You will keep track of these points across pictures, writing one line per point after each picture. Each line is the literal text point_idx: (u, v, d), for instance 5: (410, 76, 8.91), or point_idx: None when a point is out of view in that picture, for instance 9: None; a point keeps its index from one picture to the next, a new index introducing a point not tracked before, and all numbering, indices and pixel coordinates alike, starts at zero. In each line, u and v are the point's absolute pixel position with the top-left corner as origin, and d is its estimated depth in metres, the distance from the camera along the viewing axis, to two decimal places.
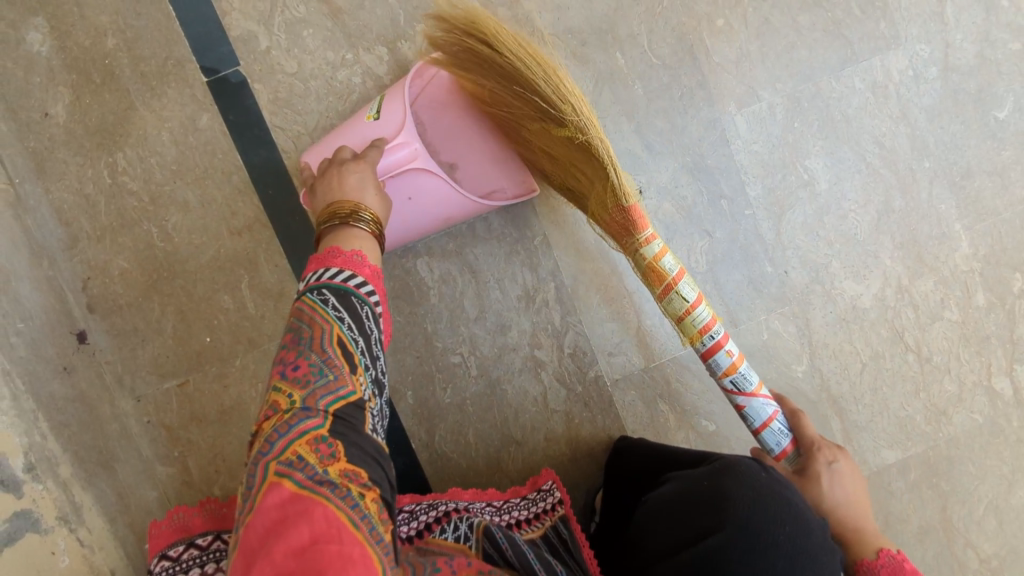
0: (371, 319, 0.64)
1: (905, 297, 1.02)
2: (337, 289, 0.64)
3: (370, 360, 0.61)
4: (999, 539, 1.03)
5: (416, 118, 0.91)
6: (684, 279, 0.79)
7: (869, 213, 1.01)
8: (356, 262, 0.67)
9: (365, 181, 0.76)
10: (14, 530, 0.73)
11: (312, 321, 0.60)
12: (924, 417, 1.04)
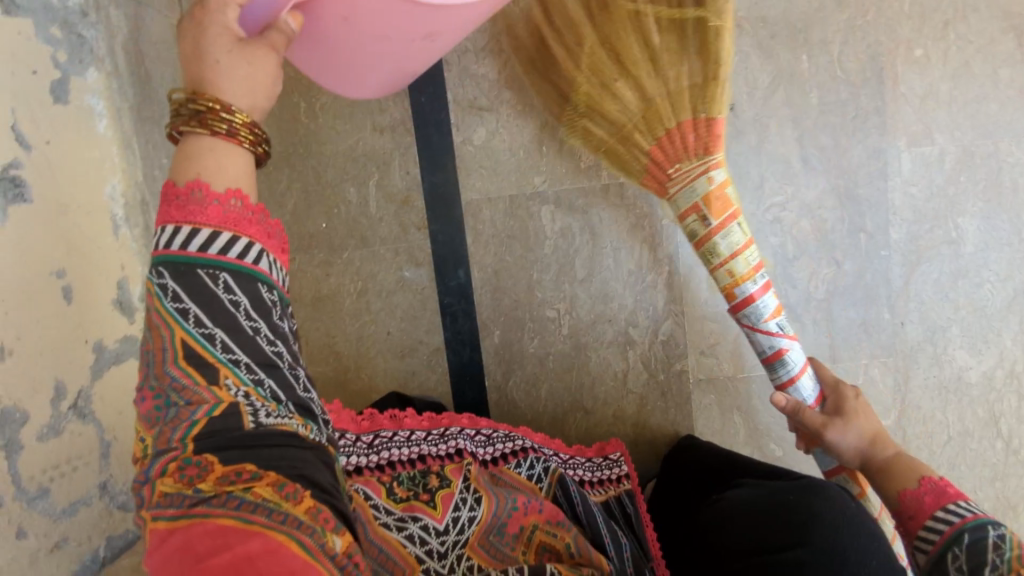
0: (242, 291, 0.47)
1: (1014, 384, 0.98)
2: (174, 266, 0.46)
3: (238, 344, 0.47)
4: None
5: None
6: (746, 252, 0.80)
7: (1006, 290, 0.96)
8: (192, 205, 0.46)
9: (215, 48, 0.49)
10: (121, 352, 0.75)
11: (154, 328, 0.47)
12: (992, 506, 1.01)
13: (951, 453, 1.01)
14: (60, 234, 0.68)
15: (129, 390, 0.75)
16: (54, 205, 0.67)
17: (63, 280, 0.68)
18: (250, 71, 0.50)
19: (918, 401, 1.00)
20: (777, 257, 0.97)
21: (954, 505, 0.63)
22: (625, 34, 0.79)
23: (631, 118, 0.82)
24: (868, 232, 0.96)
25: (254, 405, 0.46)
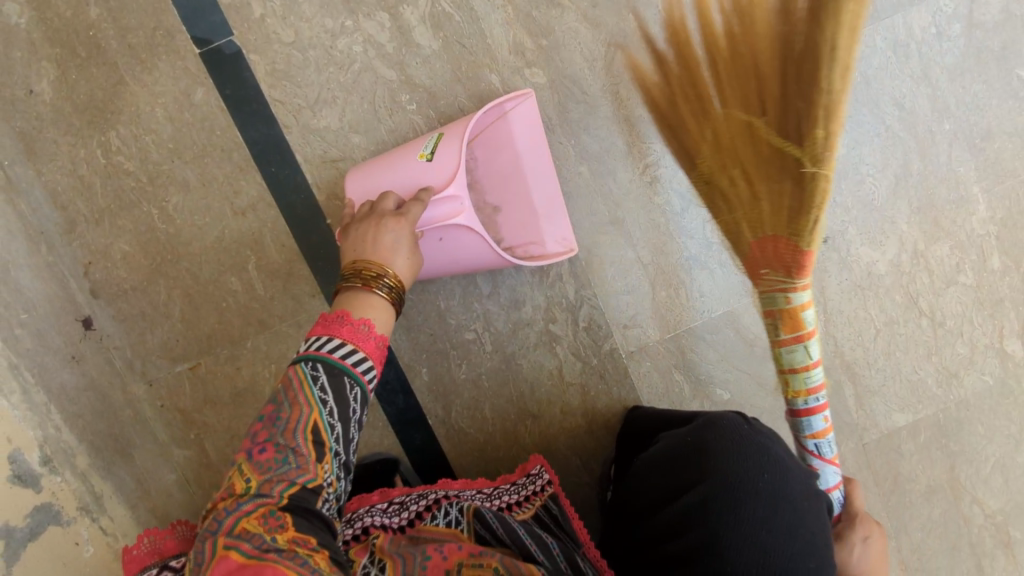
0: (363, 407, 0.58)
1: (920, 262, 1.02)
2: (331, 363, 0.57)
3: (345, 444, 0.57)
4: (1006, 496, 1.08)
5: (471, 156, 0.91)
6: (815, 337, 0.73)
7: (887, 177, 0.99)
8: (360, 333, 0.60)
9: (400, 240, 0.68)
10: (35, 526, 0.71)
11: (293, 399, 0.55)
12: (935, 380, 1.05)
13: (884, 343, 1.04)
14: None
15: (57, 561, 0.71)
16: None
17: None
18: (415, 266, 0.69)
19: (838, 305, 1.02)
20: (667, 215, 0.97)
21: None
22: (734, 80, 0.74)
23: (743, 211, 0.76)
24: None
25: (330, 494, 0.55)
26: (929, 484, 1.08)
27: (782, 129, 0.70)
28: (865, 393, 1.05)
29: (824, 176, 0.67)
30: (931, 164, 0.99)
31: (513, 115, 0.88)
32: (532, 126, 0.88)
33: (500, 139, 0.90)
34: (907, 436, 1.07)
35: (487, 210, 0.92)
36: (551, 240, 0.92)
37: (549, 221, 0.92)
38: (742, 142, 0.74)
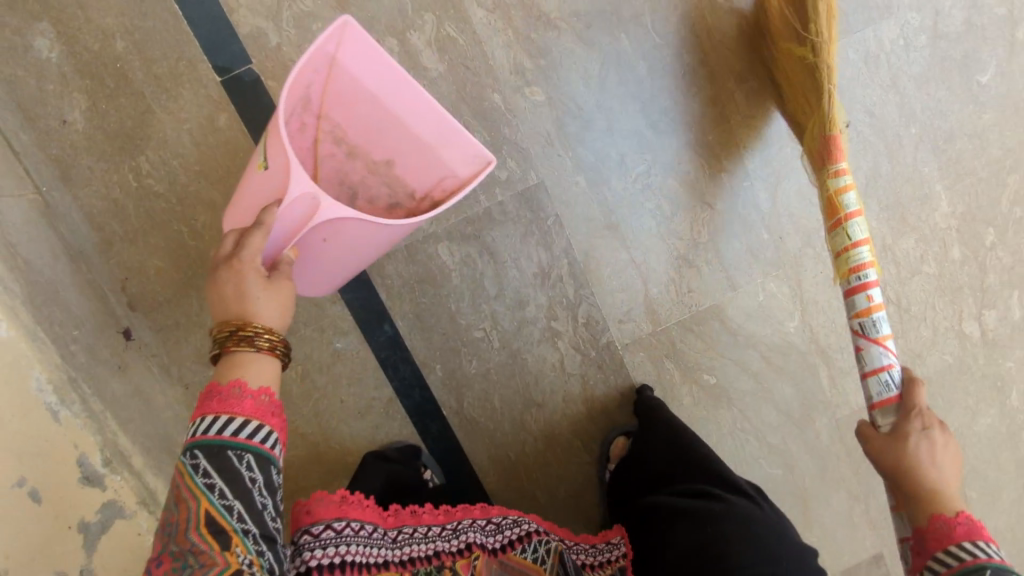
0: (263, 468, 0.57)
1: (889, 255, 1.11)
2: (208, 445, 0.55)
3: (254, 518, 0.55)
4: (963, 461, 1.23)
5: (329, 119, 0.84)
6: (857, 218, 0.86)
7: (858, 179, 1.07)
8: (232, 398, 0.57)
9: (245, 285, 0.62)
10: (105, 519, 0.80)
11: (180, 499, 0.55)
12: (901, 360, 1.16)
13: None
14: None
15: (126, 550, 0.80)
16: None
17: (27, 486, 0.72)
18: (281, 295, 0.64)
19: (814, 297, 1.12)
20: (656, 218, 1.05)
21: (970, 544, 0.66)
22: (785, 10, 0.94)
23: (800, 104, 0.95)
24: (727, 170, 1.05)
25: None
26: None
27: (794, 40, 0.93)
28: (839, 373, 1.16)
29: (825, 63, 0.88)
30: (901, 165, 1.08)
31: (341, 58, 0.75)
32: (369, 56, 0.76)
33: (349, 89, 0.80)
34: None
35: (381, 166, 0.87)
36: (460, 159, 0.81)
37: (450, 145, 0.80)
38: (789, 65, 0.95)
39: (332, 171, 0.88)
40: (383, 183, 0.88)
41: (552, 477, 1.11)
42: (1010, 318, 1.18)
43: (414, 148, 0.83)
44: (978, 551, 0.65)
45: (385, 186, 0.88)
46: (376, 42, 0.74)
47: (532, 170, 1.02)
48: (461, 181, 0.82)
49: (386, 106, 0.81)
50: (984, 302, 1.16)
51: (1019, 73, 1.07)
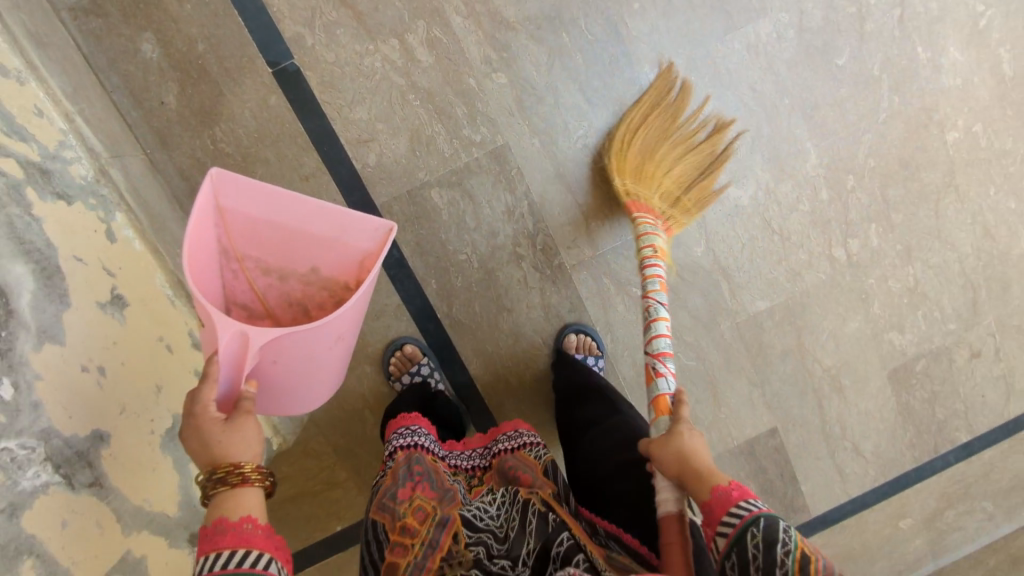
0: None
1: (772, 196, 1.48)
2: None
3: None
4: (837, 355, 1.61)
5: (253, 251, 1.15)
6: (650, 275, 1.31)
7: (745, 138, 1.44)
8: (217, 535, 0.79)
9: (213, 431, 0.87)
10: None
11: None
12: (785, 276, 1.54)
13: (749, 252, 1.51)
14: (151, 316, 1.10)
15: None
16: (140, 301, 1.10)
17: (166, 340, 1.11)
18: (244, 435, 0.88)
19: (715, 228, 1.49)
20: (593, 170, 1.42)
21: (737, 505, 0.84)
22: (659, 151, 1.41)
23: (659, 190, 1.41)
24: (646, 133, 1.41)
25: None
26: (782, 349, 1.59)
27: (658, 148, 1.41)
28: (737, 288, 1.53)
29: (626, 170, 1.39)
30: (778, 128, 1.44)
31: (228, 203, 1.07)
32: (235, 197, 1.06)
33: (246, 226, 1.11)
34: (766, 316, 1.56)
35: (309, 273, 1.18)
36: (364, 237, 1.13)
37: (351, 231, 1.12)
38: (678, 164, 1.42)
39: (277, 292, 1.21)
40: (315, 283, 1.20)
41: (520, 364, 1.50)
42: (870, 245, 1.54)
43: (326, 246, 1.15)
44: (746, 506, 0.84)
45: (322, 288, 1.21)
46: (247, 182, 1.04)
47: (499, 133, 1.38)
48: (372, 247, 1.14)
49: (282, 226, 1.11)
50: (849, 232, 1.53)
51: (867, 56, 1.43)
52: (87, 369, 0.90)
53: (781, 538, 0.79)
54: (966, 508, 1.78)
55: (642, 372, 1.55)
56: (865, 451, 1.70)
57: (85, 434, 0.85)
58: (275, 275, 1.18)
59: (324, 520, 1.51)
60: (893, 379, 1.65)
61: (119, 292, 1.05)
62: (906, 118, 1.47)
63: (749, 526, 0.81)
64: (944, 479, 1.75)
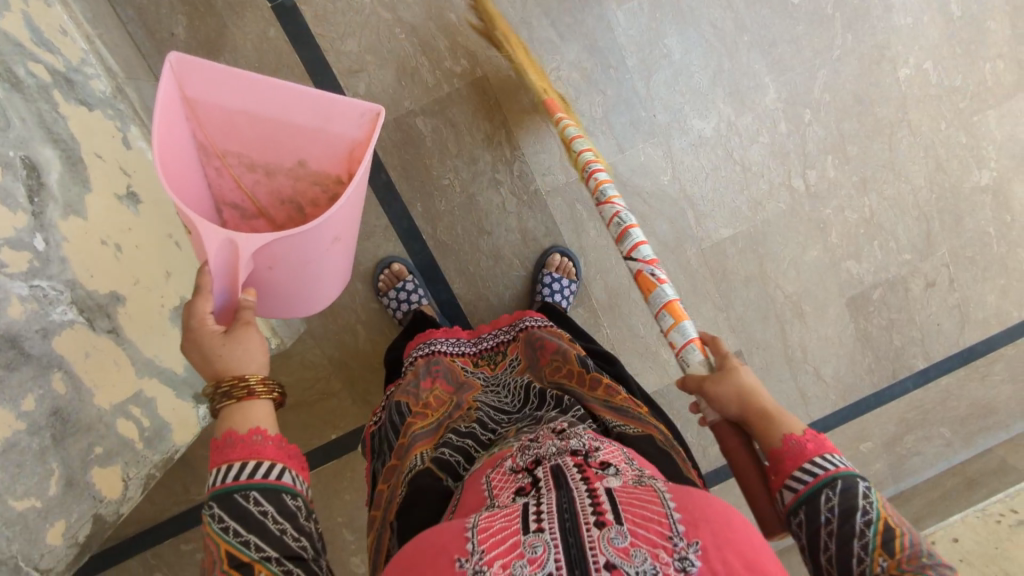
0: (258, 496, 0.81)
1: (733, 128, 1.60)
2: (217, 494, 0.80)
3: (267, 543, 0.79)
4: (798, 282, 1.72)
5: (235, 148, 1.22)
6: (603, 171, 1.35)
7: (707, 72, 1.56)
8: (225, 447, 0.84)
9: (216, 350, 0.90)
10: None
11: (213, 549, 0.79)
12: (747, 206, 1.65)
13: (712, 182, 1.63)
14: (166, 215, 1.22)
15: None
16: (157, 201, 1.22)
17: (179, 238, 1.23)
18: (246, 348, 0.92)
19: (681, 157, 1.60)
20: (566, 101, 1.55)
21: (819, 459, 0.83)
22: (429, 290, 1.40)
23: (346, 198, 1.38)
24: (614, 67, 1.54)
25: None
26: (745, 275, 1.70)
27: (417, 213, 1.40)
28: (702, 216, 1.65)
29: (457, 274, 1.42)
30: (738, 62, 1.56)
31: (195, 96, 1.11)
32: (203, 87, 1.10)
33: (222, 119, 1.17)
34: (729, 243, 1.67)
35: (296, 166, 1.26)
36: (344, 123, 1.18)
37: (326, 115, 1.17)
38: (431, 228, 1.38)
39: (267, 190, 1.29)
40: (300, 174, 1.27)
41: (500, 285, 1.63)
42: (827, 176, 1.65)
43: (307, 136, 1.21)
44: (823, 463, 0.83)
45: (310, 181, 1.28)
46: (207, 70, 1.08)
47: (477, 67, 1.52)
48: (347, 129, 1.19)
49: (259, 116, 1.18)
50: (806, 164, 1.64)
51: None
52: (106, 243, 1.04)
53: (861, 507, 0.79)
54: (925, 434, 1.87)
55: (614, 294, 1.67)
56: (826, 376, 1.80)
57: (104, 292, 0.99)
58: (261, 170, 1.26)
59: (319, 428, 1.68)
60: (851, 306, 1.76)
61: (136, 191, 1.18)
62: (859, 55, 1.58)
63: (823, 486, 0.81)
64: (903, 404, 1.85)
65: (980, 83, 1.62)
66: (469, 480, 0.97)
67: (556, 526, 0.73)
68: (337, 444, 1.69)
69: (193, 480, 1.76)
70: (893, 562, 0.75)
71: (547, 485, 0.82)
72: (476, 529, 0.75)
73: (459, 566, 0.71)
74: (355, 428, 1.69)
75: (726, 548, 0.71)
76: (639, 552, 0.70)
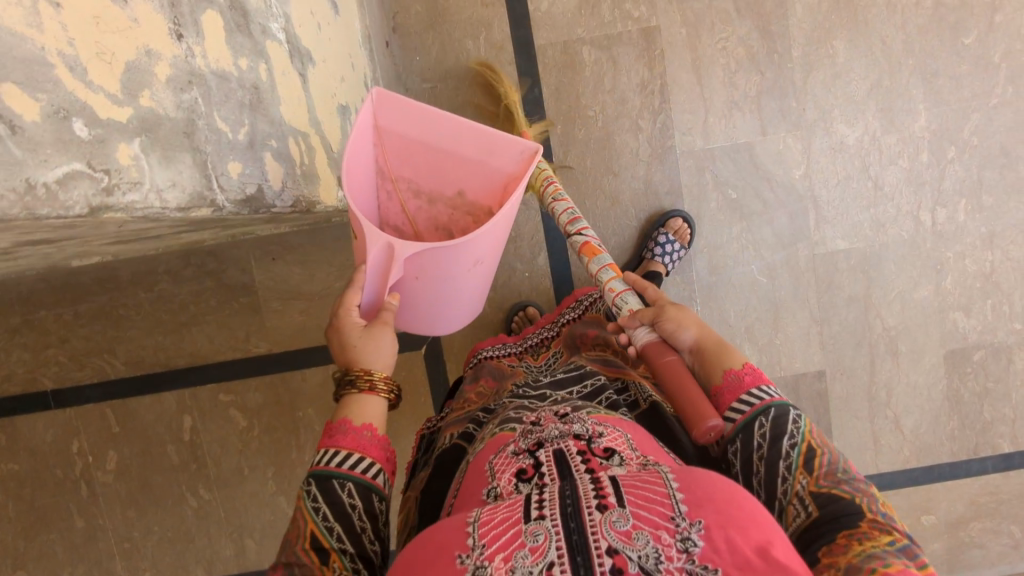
0: (355, 483, 0.79)
1: (876, 143, 1.63)
2: (320, 473, 0.79)
3: (348, 539, 0.77)
4: (901, 317, 1.68)
5: (404, 174, 1.15)
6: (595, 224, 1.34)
7: (865, 83, 1.61)
8: (338, 432, 0.83)
9: (359, 344, 0.90)
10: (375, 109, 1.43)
11: (297, 522, 0.78)
12: (869, 224, 1.65)
13: (841, 190, 1.64)
14: (347, 38, 1.34)
15: None
16: (348, 26, 1.35)
17: (354, 64, 1.35)
18: (377, 346, 0.90)
19: (817, 157, 1.64)
20: (725, 71, 1.62)
21: (756, 390, 0.90)
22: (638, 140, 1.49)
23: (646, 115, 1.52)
24: (778, 53, 1.61)
25: None
26: (849, 294, 1.67)
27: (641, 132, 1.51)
28: (822, 221, 1.65)
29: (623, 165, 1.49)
30: (897, 81, 1.61)
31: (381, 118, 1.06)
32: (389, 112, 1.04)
33: (397, 143, 1.10)
34: (841, 257, 1.66)
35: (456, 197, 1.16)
36: (507, 159, 1.08)
37: (488, 140, 1.06)
38: None
39: (426, 216, 1.21)
40: (465, 209, 1.19)
41: (607, 227, 1.67)
42: (956, 219, 1.64)
43: (470, 168, 1.12)
44: (758, 394, 0.89)
45: (465, 212, 1.19)
46: (396, 101, 1.02)
47: (656, 16, 1.60)
48: (508, 152, 1.07)
49: (430, 144, 1.10)
50: (938, 200, 1.64)
51: (993, 44, 1.59)
52: (314, 15, 1.13)
53: (789, 430, 0.85)
54: (992, 527, 1.75)
55: (714, 272, 1.68)
56: (905, 428, 1.72)
57: (304, 44, 1.05)
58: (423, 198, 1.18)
59: None
60: (948, 360, 1.69)
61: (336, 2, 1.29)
62: (1016, 109, 1.61)
63: (758, 415, 0.87)
64: (978, 486, 1.73)
65: None
66: (473, 461, 0.86)
67: (557, 513, 0.65)
68: (404, 338, 1.69)
69: (256, 330, 1.72)
70: (813, 480, 0.80)
71: (550, 474, 0.73)
72: (477, 523, 0.66)
73: (459, 563, 0.62)
74: None
75: (729, 524, 0.62)
76: (641, 535, 0.62)
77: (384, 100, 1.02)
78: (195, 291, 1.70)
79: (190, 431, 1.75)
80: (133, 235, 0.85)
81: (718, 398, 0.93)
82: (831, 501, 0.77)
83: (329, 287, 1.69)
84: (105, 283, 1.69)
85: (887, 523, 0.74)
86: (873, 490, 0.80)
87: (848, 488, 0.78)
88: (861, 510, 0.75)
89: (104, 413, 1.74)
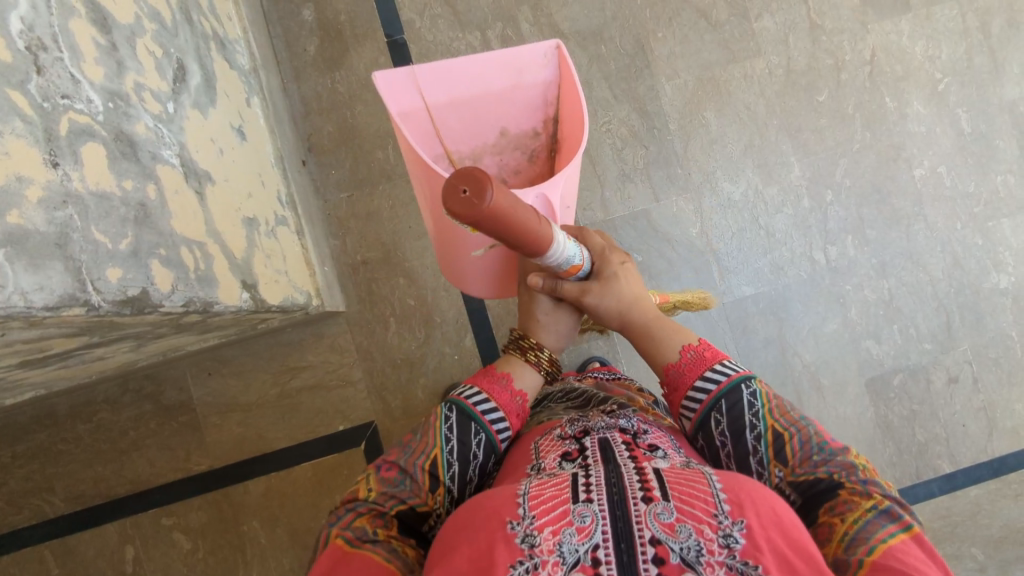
0: (484, 443, 1.02)
1: (760, 196, 1.78)
2: (463, 410, 1.03)
3: (457, 483, 1.00)
4: (816, 352, 1.76)
5: (468, 138, 1.36)
6: None
7: (739, 144, 1.78)
8: (496, 384, 1.08)
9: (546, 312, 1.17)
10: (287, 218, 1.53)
11: (424, 437, 1.01)
12: (769, 269, 1.77)
13: (737, 241, 1.77)
14: (255, 157, 1.46)
15: (293, 242, 1.51)
16: (257, 147, 1.48)
17: (263, 180, 1.46)
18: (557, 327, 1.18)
19: (710, 214, 1.77)
20: (612, 150, 1.78)
21: (706, 376, 1.01)
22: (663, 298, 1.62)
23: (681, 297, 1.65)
24: (658, 128, 1.79)
25: (435, 511, 0.99)
26: (764, 336, 1.76)
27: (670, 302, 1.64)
28: (726, 271, 1.77)
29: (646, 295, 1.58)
30: (767, 140, 1.78)
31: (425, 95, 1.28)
32: (434, 72, 1.25)
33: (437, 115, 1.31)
34: (749, 302, 1.76)
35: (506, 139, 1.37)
36: (535, 70, 1.29)
37: (525, 71, 1.28)
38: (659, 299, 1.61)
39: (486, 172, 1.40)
40: (515, 145, 1.39)
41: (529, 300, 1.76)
42: (847, 254, 1.77)
43: (508, 100, 1.32)
44: (719, 371, 1.00)
45: (518, 148, 1.39)
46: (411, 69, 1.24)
47: None
48: (540, 69, 1.29)
49: (467, 99, 1.31)
50: (827, 239, 1.77)
51: (844, 97, 1.79)
52: (213, 142, 1.25)
53: (749, 422, 0.95)
54: (955, 552, 1.72)
55: None
56: None
57: (202, 165, 1.16)
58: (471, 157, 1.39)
59: (330, 417, 1.72)
60: (870, 388, 1.76)
61: (243, 130, 1.44)
62: (877, 151, 1.78)
63: (711, 410, 0.97)
64: (927, 510, 1.74)
65: (993, 193, 1.77)
66: (523, 442, 1.06)
67: (604, 498, 0.76)
68: (341, 436, 1.72)
69: (196, 448, 1.72)
70: (788, 470, 0.92)
71: (594, 457, 0.87)
72: (527, 496, 0.78)
73: (510, 528, 0.74)
74: (364, 423, 1.72)
75: (770, 527, 0.73)
76: (684, 527, 0.72)
77: (435, 66, 1.24)
78: (134, 417, 1.72)
79: (133, 563, 1.69)
80: (32, 350, 0.89)
81: (668, 390, 1.05)
82: (810, 488, 0.90)
83: (266, 396, 1.73)
84: (43, 421, 1.72)
85: (866, 489, 0.86)
86: (854, 460, 0.91)
87: (828, 468, 0.90)
88: (842, 485, 0.88)
89: (43, 555, 1.69)
